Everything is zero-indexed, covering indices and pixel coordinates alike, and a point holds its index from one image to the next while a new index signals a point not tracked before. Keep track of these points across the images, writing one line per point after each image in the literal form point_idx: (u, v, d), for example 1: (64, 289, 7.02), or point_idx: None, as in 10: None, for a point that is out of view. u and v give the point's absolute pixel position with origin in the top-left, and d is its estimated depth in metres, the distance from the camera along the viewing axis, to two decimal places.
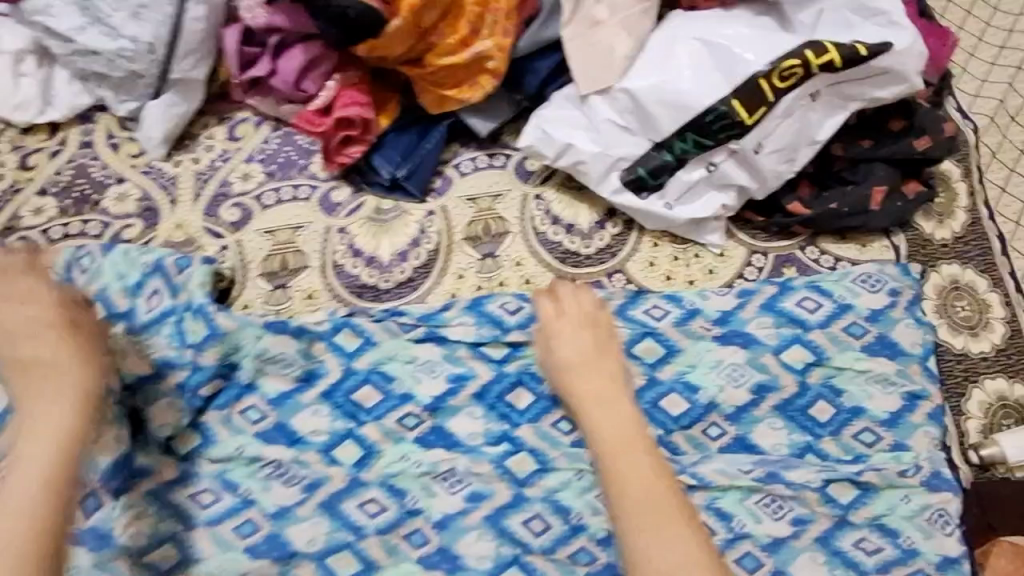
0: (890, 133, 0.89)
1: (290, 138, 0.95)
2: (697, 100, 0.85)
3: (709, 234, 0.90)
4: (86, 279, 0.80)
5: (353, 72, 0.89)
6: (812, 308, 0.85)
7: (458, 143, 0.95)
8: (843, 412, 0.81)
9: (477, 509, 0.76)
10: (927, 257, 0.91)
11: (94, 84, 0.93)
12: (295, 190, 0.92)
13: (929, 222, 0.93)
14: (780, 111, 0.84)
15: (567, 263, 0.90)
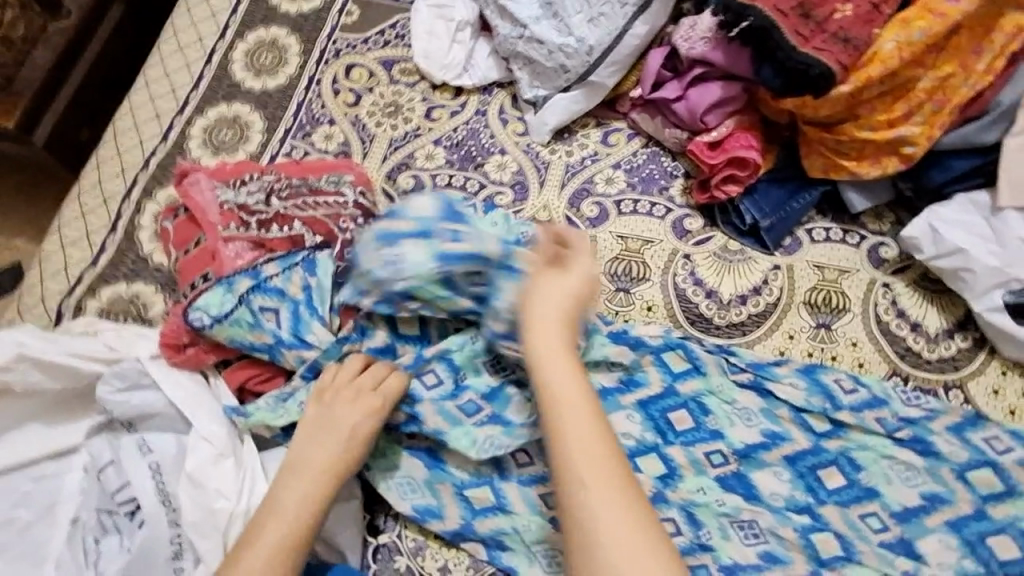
0: None
1: (476, 132, 1.07)
2: (934, 212, 0.89)
3: (848, 326, 0.94)
4: (271, 212, 0.89)
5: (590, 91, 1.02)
6: (1001, 448, 0.85)
7: (627, 182, 1.02)
8: (1004, 530, 0.80)
9: None
10: None
11: (342, 46, 1.14)
12: (464, 181, 1.04)
13: None
14: (1000, 237, 0.86)
15: (696, 326, 0.94)
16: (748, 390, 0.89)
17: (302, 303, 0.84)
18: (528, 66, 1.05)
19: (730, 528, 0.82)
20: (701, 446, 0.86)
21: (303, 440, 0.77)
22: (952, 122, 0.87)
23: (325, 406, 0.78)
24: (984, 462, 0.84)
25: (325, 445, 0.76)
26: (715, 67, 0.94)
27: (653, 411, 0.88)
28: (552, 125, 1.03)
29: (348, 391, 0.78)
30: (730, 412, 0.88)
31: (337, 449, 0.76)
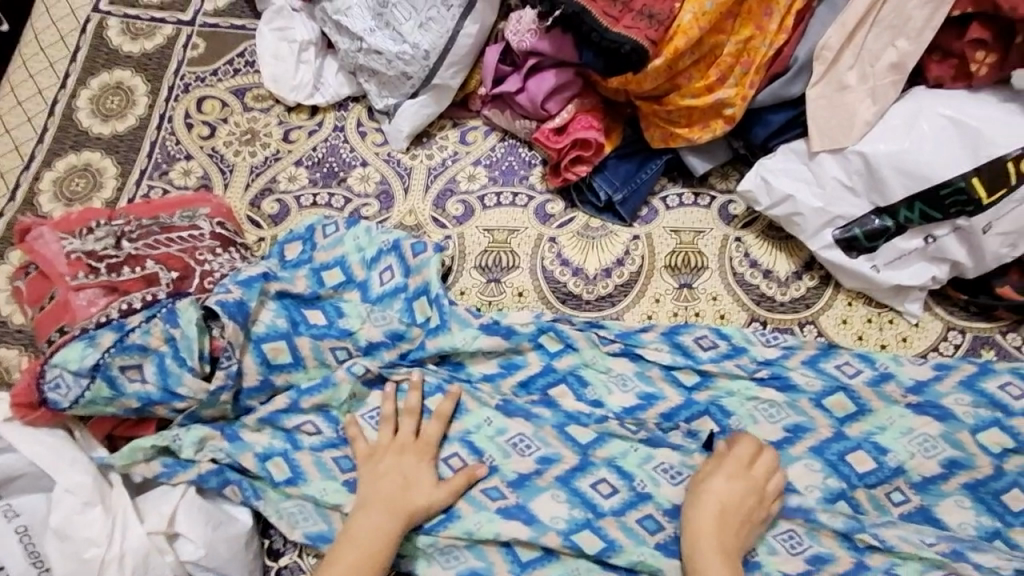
0: (942, 203, 0.89)
1: (336, 148, 1.08)
2: (768, 168, 0.95)
3: (706, 283, 0.99)
4: (124, 251, 0.89)
5: (433, 95, 1.05)
6: (852, 372, 0.91)
7: (487, 177, 1.06)
8: (861, 445, 0.87)
9: (497, 479, 0.86)
10: (931, 336, 0.95)
11: (192, 81, 1.13)
12: (330, 198, 1.05)
13: (945, 305, 0.96)
14: (824, 183, 0.94)
15: (567, 304, 0.99)
16: (619, 357, 0.92)
17: (168, 355, 0.82)
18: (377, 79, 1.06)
19: (592, 497, 0.85)
20: (547, 441, 0.87)
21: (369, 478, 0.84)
22: (761, 81, 0.95)
23: (389, 458, 0.84)
24: (838, 388, 0.90)
25: (391, 486, 0.82)
26: (547, 55, 0.97)
27: (533, 389, 0.91)
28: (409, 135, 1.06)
29: (406, 439, 0.86)
30: (607, 380, 0.91)
31: (401, 493, 0.82)
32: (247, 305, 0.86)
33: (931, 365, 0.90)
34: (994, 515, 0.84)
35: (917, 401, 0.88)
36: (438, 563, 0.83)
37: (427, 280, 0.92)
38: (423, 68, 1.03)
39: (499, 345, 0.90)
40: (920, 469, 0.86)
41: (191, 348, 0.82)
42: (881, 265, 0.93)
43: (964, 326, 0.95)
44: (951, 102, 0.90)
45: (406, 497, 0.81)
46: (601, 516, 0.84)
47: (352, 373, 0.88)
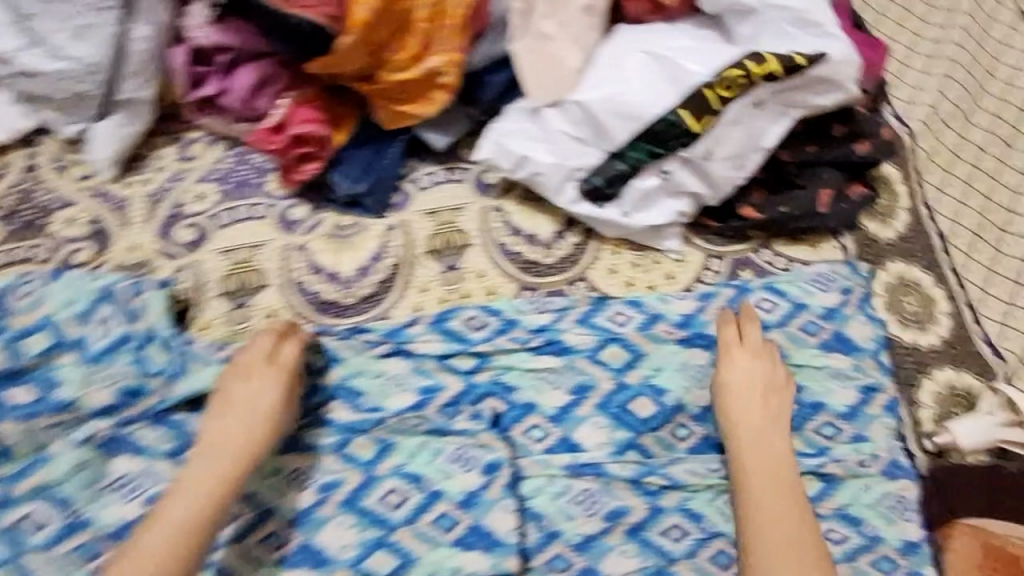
0: (834, 138, 0.95)
1: (244, 156, 0.97)
2: (645, 108, 0.86)
3: (668, 240, 0.95)
4: (28, 305, 0.82)
5: (308, 89, 0.91)
6: (820, 288, 0.92)
7: (417, 157, 0.99)
8: (840, 364, 0.89)
9: (496, 482, 0.80)
10: (874, 255, 0.98)
11: (37, 106, 0.93)
12: (252, 209, 0.95)
13: (873, 222, 1.00)
14: (729, 119, 0.86)
15: (530, 272, 0.95)
16: (580, 328, 0.90)
17: (97, 412, 0.81)
18: (246, 85, 0.90)
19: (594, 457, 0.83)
20: (536, 412, 0.85)
21: (228, 394, 0.80)
22: None
23: (228, 389, 0.80)
24: (803, 309, 0.91)
25: (240, 412, 0.78)
26: None
27: (508, 374, 0.87)
28: (290, 139, 0.90)
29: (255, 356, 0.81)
30: (580, 359, 0.88)
31: (253, 413, 0.78)
32: (213, 340, 0.87)
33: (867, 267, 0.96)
34: (949, 404, 0.90)
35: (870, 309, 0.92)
36: None
37: (374, 292, 0.91)
38: (291, 52, 0.85)
39: (438, 349, 0.87)
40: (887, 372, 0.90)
41: (137, 396, 0.82)
42: (795, 210, 0.94)
43: (889, 242, 1.00)
44: (830, 16, 0.87)
45: (255, 421, 0.78)
46: (607, 474, 0.82)
47: (311, 409, 0.84)
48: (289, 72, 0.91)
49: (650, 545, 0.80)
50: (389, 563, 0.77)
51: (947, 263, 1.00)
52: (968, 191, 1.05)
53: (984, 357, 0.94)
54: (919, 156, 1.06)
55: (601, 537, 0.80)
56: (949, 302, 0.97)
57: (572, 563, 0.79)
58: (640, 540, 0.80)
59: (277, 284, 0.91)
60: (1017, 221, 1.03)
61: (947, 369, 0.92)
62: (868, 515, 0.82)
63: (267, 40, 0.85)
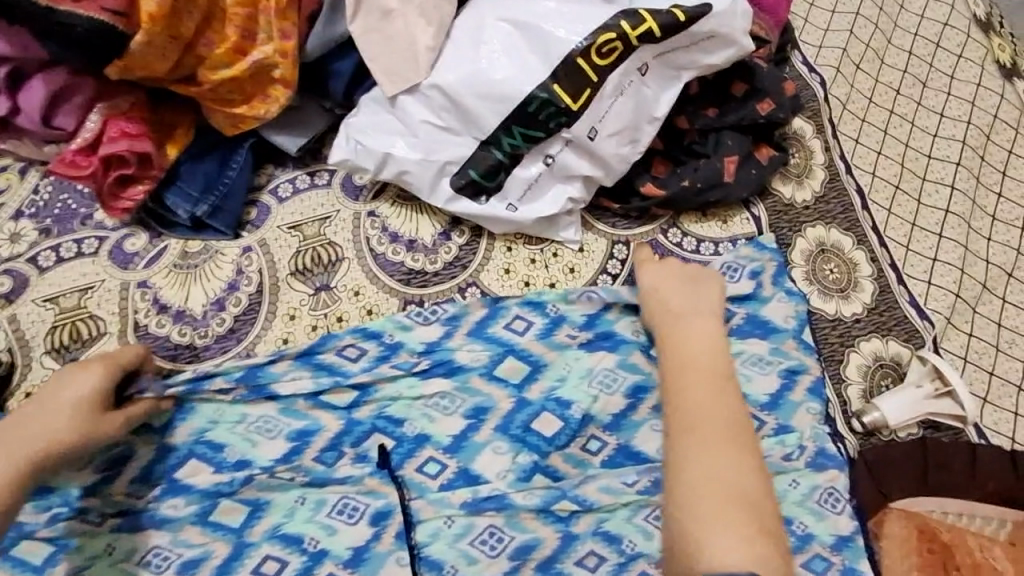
0: (734, 99, 0.85)
1: (65, 182, 0.83)
2: (514, 87, 0.74)
3: (565, 230, 0.86)
4: None
5: (122, 99, 0.77)
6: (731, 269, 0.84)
7: (272, 164, 0.86)
8: (757, 350, 0.81)
9: (386, 531, 0.72)
10: (790, 223, 0.90)
11: None
12: (78, 245, 0.81)
13: (788, 185, 0.91)
14: (610, 90, 0.75)
15: (413, 283, 0.83)
16: (471, 343, 0.80)
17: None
18: (39, 100, 0.75)
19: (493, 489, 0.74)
20: (429, 443, 0.76)
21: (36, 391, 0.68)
22: None
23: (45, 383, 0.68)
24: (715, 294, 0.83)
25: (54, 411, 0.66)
26: None
27: (394, 406, 0.77)
28: (103, 161, 0.76)
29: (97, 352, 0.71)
30: (474, 378, 0.78)
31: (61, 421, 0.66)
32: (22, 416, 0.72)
33: (778, 238, 0.89)
34: (877, 378, 0.84)
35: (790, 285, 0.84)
36: None
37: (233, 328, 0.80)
38: (80, 60, 0.70)
39: (308, 387, 0.76)
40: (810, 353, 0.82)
41: None
42: (699, 182, 0.85)
43: (805, 205, 0.91)
44: None
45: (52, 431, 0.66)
46: (512, 506, 0.74)
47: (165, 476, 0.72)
48: (93, 80, 0.76)
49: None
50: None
51: (867, 223, 0.92)
52: (887, 140, 0.96)
53: (910, 322, 0.87)
54: (831, 105, 0.96)
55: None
56: (871, 264, 0.89)
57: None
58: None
59: (116, 332, 0.78)
60: (938, 164, 0.95)
61: (872, 338, 0.86)
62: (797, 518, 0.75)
63: (45, 45, 0.69)
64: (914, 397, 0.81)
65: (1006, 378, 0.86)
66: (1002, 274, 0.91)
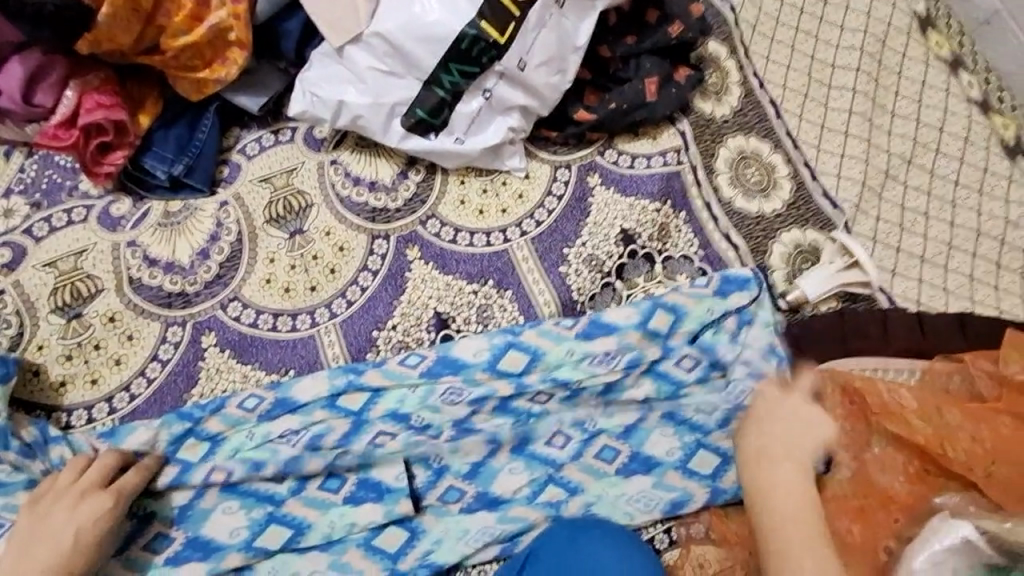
0: (649, 25, 0.95)
1: (49, 160, 0.90)
2: (446, 28, 0.83)
3: (511, 159, 0.95)
4: None
5: (93, 74, 0.85)
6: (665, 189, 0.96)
7: (238, 126, 0.94)
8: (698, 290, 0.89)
9: (372, 441, 0.82)
10: (713, 135, 1.00)
11: None
12: (68, 214, 0.89)
13: (708, 102, 1.01)
14: (532, 23, 0.84)
15: (378, 220, 0.92)
16: (440, 271, 0.91)
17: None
18: (18, 80, 0.83)
19: (453, 394, 0.83)
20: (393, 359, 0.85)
21: (23, 530, 0.73)
22: None
23: (26, 536, 0.73)
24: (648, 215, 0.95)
25: (45, 538, 0.73)
26: None
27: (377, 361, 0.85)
28: (82, 131, 0.85)
29: (77, 501, 0.74)
30: (440, 300, 0.90)
31: (52, 553, 0.72)
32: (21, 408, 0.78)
33: (703, 150, 0.99)
34: (798, 266, 0.95)
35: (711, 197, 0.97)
36: (355, 544, 0.80)
37: (221, 276, 0.88)
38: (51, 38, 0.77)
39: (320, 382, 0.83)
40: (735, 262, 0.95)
41: None
42: (625, 103, 0.94)
43: (725, 117, 1.01)
44: None
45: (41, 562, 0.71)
46: (479, 405, 0.84)
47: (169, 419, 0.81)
48: (65, 58, 0.84)
49: (535, 456, 0.84)
50: (283, 539, 0.79)
51: (782, 129, 1.02)
52: (794, 56, 1.07)
53: (823, 211, 0.98)
54: (741, 27, 1.07)
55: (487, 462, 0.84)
56: (788, 165, 1.00)
57: (466, 492, 0.83)
58: (523, 456, 0.84)
59: (113, 287, 0.86)
60: (840, 72, 1.06)
61: (792, 229, 0.97)
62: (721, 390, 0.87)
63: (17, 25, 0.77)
64: (829, 273, 0.93)
65: (909, 251, 0.98)
66: (902, 162, 1.02)
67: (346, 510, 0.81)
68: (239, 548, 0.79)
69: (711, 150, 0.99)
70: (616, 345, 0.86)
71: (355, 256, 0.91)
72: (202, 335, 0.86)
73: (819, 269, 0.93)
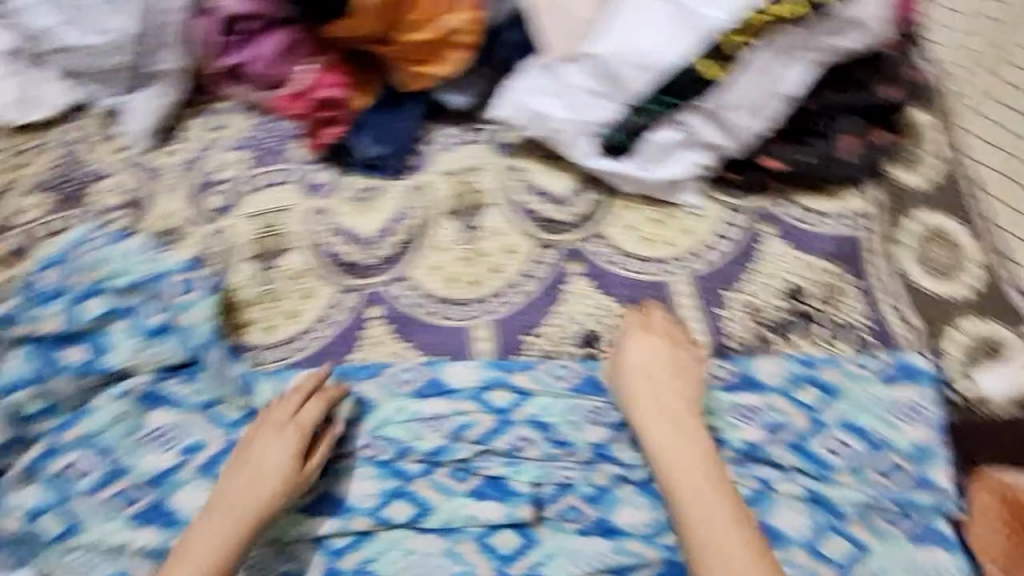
0: (857, 84, 0.92)
1: (267, 125, 1.00)
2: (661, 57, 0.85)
3: (688, 194, 0.95)
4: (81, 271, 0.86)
5: (333, 55, 0.94)
6: (840, 253, 0.92)
7: (435, 120, 1.00)
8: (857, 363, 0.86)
9: (503, 442, 0.85)
10: (899, 204, 0.95)
11: (78, 85, 0.99)
12: (274, 176, 0.97)
13: (902, 169, 0.97)
14: (747, 67, 0.86)
15: (547, 231, 0.95)
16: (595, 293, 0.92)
17: (146, 378, 0.86)
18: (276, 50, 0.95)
19: (595, 415, 0.86)
20: (542, 367, 0.88)
21: (259, 445, 0.81)
22: None
23: (257, 454, 0.80)
24: (816, 276, 0.92)
25: (265, 463, 0.79)
26: None
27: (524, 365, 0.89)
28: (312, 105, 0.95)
29: (268, 438, 0.81)
30: (593, 319, 0.91)
31: (268, 478, 0.78)
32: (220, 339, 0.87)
33: (886, 219, 0.94)
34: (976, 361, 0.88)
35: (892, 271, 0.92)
36: (470, 536, 0.83)
37: (398, 260, 0.94)
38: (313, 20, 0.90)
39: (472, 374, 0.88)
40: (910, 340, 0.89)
41: (175, 352, 0.86)
42: (816, 159, 0.92)
43: (919, 188, 0.96)
44: None
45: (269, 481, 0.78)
46: (618, 431, 0.86)
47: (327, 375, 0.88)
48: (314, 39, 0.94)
49: (653, 495, 0.84)
50: (406, 514, 0.83)
51: (979, 212, 0.95)
52: (1012, 135, 0.99)
53: (1014, 307, 0.90)
54: (957, 96, 1.01)
55: (613, 490, 0.84)
56: (981, 251, 0.93)
57: (585, 514, 0.83)
58: (646, 495, 0.84)
59: (304, 247, 0.95)
60: None
61: (975, 319, 0.90)
62: (861, 475, 0.82)
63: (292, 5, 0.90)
64: (1005, 376, 0.87)
65: None
66: None
67: (469, 506, 0.83)
68: (365, 513, 0.83)
69: (903, 219, 0.94)
70: (766, 403, 0.85)
71: (519, 261, 0.94)
72: (370, 307, 0.92)
73: (990, 375, 0.87)
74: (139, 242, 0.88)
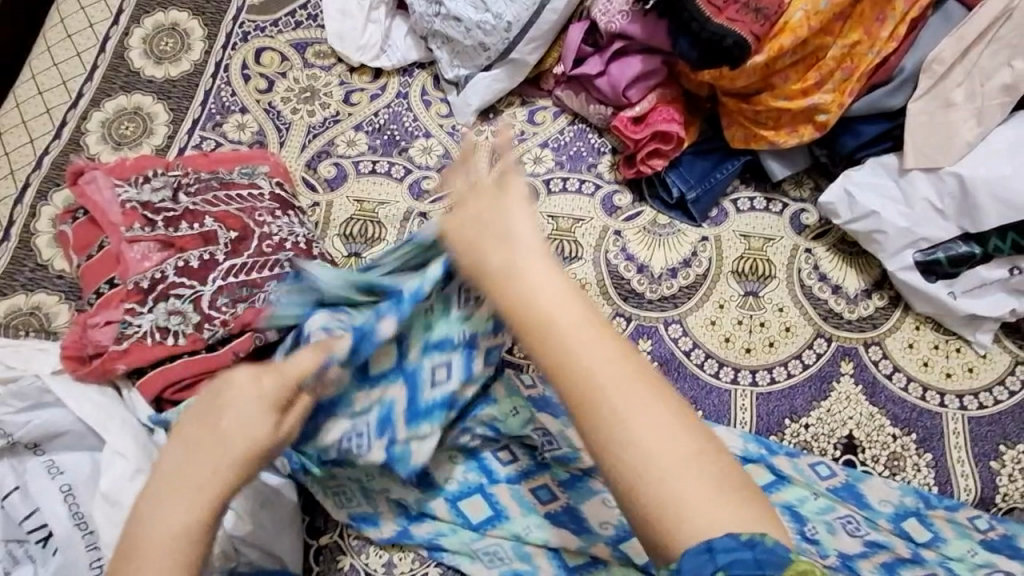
0: (994, 258, 0.88)
1: (399, 117, 1.04)
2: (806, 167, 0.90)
3: (781, 309, 0.95)
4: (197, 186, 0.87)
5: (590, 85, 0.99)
6: (914, 415, 0.89)
7: (554, 160, 1.01)
8: (953, 522, 0.81)
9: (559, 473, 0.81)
10: (986, 384, 0.90)
11: (255, 36, 1.08)
12: (389, 168, 1.01)
13: (1011, 353, 0.91)
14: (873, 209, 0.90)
15: (629, 302, 0.95)
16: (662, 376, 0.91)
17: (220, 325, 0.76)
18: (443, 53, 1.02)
19: None
20: None
21: (168, 461, 0.60)
22: (860, 89, 0.91)
23: (214, 407, 0.61)
24: (887, 429, 0.88)
25: (224, 434, 0.60)
26: (636, 41, 0.95)
27: None
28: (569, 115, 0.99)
29: (201, 428, 0.60)
30: None
31: (172, 533, 0.57)
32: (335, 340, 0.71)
33: (976, 399, 0.89)
34: None
35: (968, 454, 0.87)
36: (482, 564, 0.79)
37: None
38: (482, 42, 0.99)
39: None
40: (997, 527, 0.81)
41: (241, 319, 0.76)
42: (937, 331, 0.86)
43: None
44: None
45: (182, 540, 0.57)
46: None
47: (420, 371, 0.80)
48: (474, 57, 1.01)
49: None
50: (447, 516, 0.80)
51: None
52: None
53: None
54: None
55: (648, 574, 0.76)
56: None
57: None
58: None
59: (391, 242, 0.97)
60: None
61: None
62: None
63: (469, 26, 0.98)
64: None
65: None
66: None
67: (509, 535, 0.79)
68: (391, 511, 0.81)
69: (987, 403, 0.89)
70: (863, 517, 0.81)
71: None
72: None
73: None
74: (265, 183, 0.89)
